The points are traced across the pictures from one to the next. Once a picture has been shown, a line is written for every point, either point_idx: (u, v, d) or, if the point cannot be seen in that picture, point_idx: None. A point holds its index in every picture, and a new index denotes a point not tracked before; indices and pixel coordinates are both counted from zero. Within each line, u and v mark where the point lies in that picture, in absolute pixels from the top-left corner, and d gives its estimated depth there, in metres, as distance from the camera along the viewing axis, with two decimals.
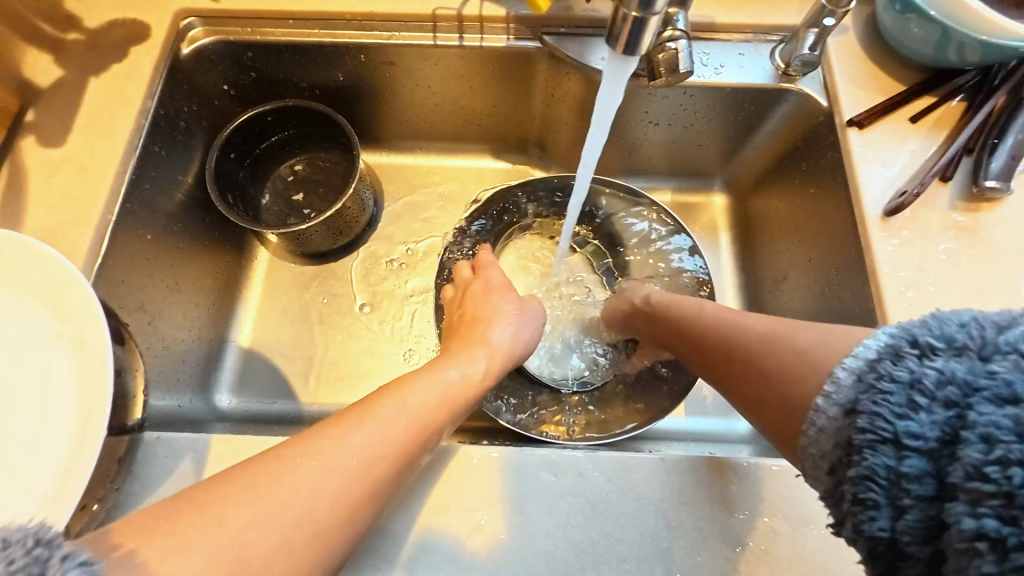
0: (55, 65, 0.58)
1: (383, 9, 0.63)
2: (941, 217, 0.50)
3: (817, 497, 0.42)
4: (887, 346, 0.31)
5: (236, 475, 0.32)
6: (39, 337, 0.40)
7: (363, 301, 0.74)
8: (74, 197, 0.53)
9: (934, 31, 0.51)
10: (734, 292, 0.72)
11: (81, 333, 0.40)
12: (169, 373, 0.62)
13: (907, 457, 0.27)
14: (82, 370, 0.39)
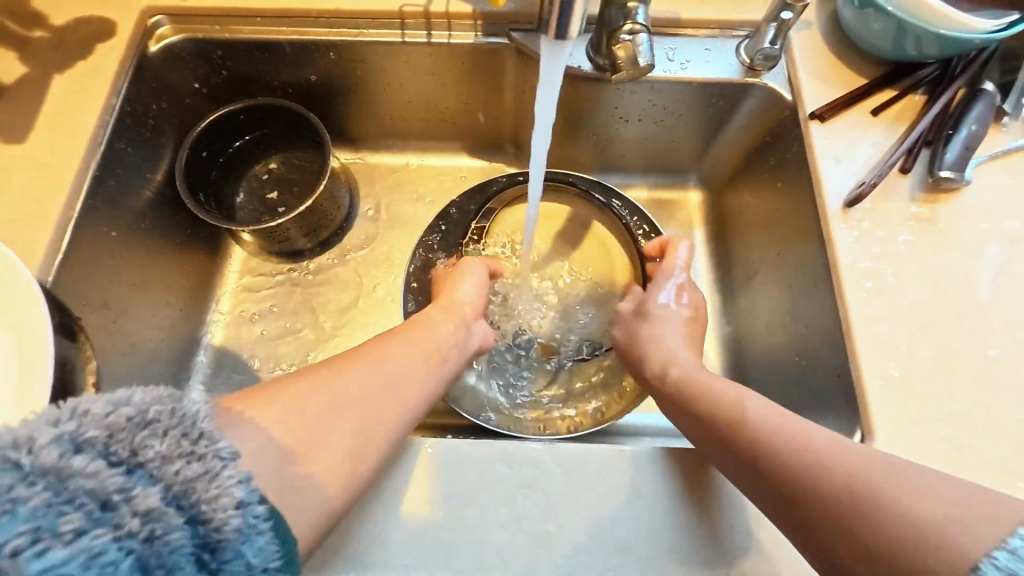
0: (19, 62, 0.58)
1: (350, 6, 0.63)
2: (900, 209, 0.51)
3: None
4: None
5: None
6: None
7: (337, 300, 0.74)
8: (35, 193, 0.53)
9: (891, 25, 0.51)
10: (708, 287, 0.71)
11: (26, 326, 0.39)
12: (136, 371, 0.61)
13: None
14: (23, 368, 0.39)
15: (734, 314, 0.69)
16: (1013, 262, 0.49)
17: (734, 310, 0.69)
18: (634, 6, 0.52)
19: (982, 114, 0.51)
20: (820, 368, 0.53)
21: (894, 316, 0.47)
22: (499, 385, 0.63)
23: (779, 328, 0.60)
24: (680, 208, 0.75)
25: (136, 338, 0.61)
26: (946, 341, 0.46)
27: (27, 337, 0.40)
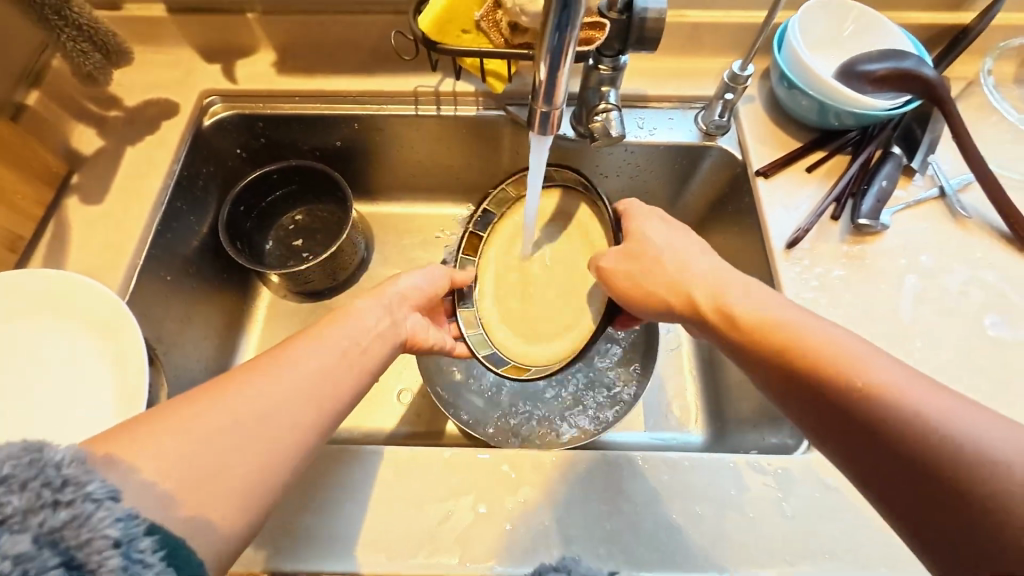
0: (98, 136, 0.70)
1: (373, 87, 0.75)
2: (832, 248, 0.61)
3: (734, 484, 0.50)
4: None
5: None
6: (82, 360, 0.49)
7: None
8: (110, 245, 0.64)
9: (815, 102, 0.64)
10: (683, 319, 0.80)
11: (122, 353, 0.49)
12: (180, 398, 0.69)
13: None
14: (119, 390, 0.48)
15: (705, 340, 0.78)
16: (925, 290, 0.59)
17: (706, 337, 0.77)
18: (607, 90, 0.64)
19: (892, 173, 0.63)
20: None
21: None
22: (470, 375, 0.73)
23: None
24: None
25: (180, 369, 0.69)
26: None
27: (125, 363, 0.49)
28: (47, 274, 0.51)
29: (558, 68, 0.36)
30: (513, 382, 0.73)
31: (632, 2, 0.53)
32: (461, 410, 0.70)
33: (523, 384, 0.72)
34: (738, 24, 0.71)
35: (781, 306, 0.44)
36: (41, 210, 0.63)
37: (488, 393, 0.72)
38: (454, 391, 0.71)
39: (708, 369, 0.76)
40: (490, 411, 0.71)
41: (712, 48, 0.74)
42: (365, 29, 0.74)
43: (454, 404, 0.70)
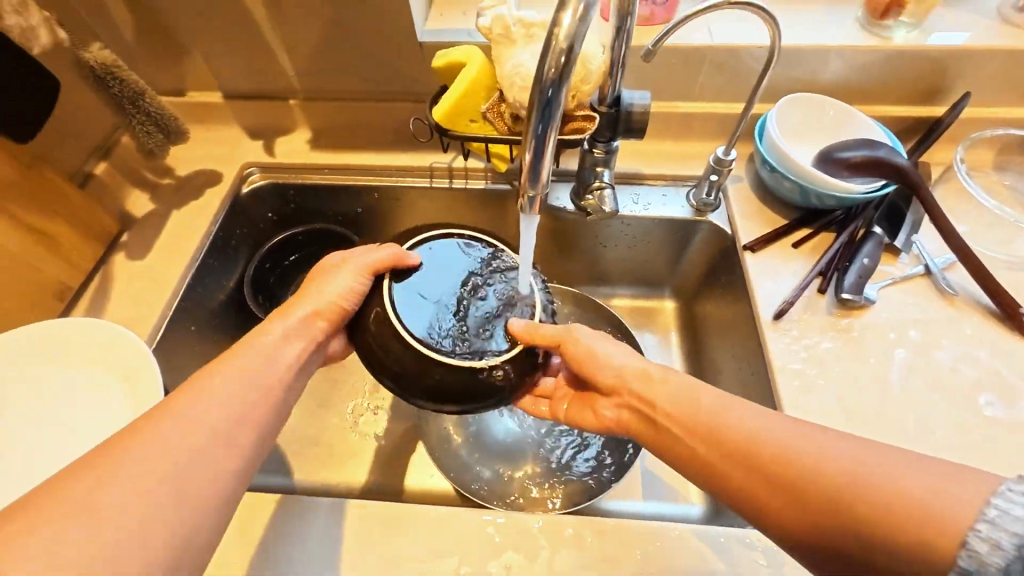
0: (149, 201, 0.79)
1: (394, 162, 0.84)
2: (820, 320, 0.63)
3: (725, 560, 0.49)
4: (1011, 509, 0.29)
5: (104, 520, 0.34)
6: (103, 403, 0.54)
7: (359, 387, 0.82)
8: (147, 296, 0.71)
9: (795, 185, 0.68)
10: None
11: (137, 399, 0.53)
12: None
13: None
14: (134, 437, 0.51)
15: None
16: (916, 364, 0.59)
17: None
18: (601, 169, 0.70)
19: (874, 251, 0.65)
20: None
21: (819, 408, 0.57)
22: (459, 424, 0.75)
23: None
24: (658, 314, 0.88)
25: None
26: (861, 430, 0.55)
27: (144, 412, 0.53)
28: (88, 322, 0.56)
29: (542, 154, 0.41)
30: (498, 439, 0.74)
31: (619, 98, 0.60)
32: (439, 459, 0.71)
33: (508, 443, 0.74)
34: (724, 113, 0.78)
35: (725, 407, 0.45)
36: (91, 264, 0.70)
37: (470, 446, 0.73)
38: (439, 438, 0.73)
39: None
40: (469, 465, 0.72)
41: (702, 134, 0.81)
42: (390, 114, 0.84)
43: (434, 452, 0.72)
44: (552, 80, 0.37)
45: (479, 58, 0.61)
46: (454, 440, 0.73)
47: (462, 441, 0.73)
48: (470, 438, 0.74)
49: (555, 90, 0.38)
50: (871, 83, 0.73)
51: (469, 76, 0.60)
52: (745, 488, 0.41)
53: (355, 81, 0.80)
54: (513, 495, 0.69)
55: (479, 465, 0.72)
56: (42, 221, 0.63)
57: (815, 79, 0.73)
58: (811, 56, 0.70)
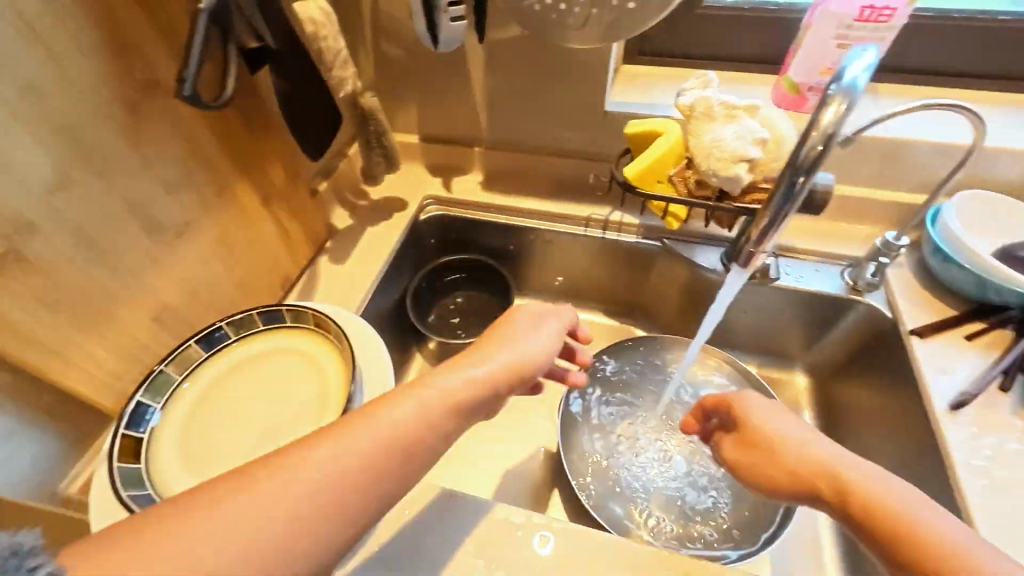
0: (350, 217, 0.93)
1: (555, 210, 0.93)
2: (1004, 419, 0.61)
3: None
4: None
5: (410, 399, 0.41)
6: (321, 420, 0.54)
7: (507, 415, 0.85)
8: (340, 295, 0.82)
9: (974, 279, 0.69)
10: None
11: None
12: None
13: None
14: (360, 382, 0.56)
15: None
16: None
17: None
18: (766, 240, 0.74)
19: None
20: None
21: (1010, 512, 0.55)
22: (598, 454, 0.79)
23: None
24: (790, 387, 0.92)
25: None
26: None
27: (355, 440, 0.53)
28: (347, 316, 0.60)
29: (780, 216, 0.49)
30: (631, 472, 0.77)
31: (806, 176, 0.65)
32: (583, 473, 0.77)
33: (643, 480, 0.77)
34: (888, 202, 0.80)
35: (852, 466, 0.46)
36: (305, 262, 0.83)
37: (603, 474, 0.77)
38: (580, 458, 0.78)
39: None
40: (605, 485, 0.76)
41: (861, 218, 0.83)
42: (559, 168, 0.94)
43: (576, 466, 0.77)
44: (812, 156, 0.44)
45: (676, 130, 0.69)
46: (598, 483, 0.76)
47: (597, 465, 0.78)
48: (600, 463, 0.78)
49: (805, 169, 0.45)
50: None
51: (667, 145, 0.68)
52: (840, 515, 0.45)
53: (533, 137, 0.92)
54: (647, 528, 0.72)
55: (625, 510, 0.74)
56: (288, 221, 0.76)
57: (991, 179, 0.75)
58: (1007, 159, 0.72)
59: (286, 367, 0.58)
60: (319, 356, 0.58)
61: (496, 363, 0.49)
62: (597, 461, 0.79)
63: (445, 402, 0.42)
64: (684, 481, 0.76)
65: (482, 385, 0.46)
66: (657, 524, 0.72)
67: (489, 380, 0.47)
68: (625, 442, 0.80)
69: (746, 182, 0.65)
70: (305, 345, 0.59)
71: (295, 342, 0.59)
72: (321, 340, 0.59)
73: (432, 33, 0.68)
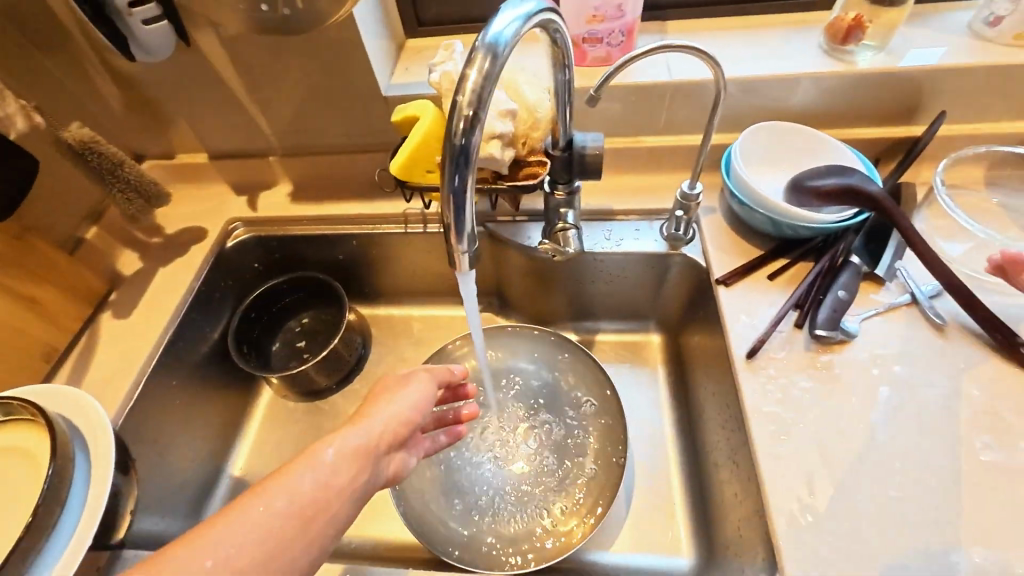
0: (139, 260, 0.82)
1: (370, 212, 0.86)
2: (796, 357, 0.60)
3: None
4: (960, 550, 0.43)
5: (317, 467, 0.45)
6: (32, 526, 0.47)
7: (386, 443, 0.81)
8: (127, 353, 0.73)
9: (765, 217, 0.67)
10: (672, 442, 0.79)
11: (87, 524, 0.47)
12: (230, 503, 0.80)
13: None
14: (81, 474, 0.49)
15: (691, 425, 0.79)
16: (902, 404, 0.55)
17: (693, 431, 0.78)
18: (565, 211, 0.70)
19: (847, 282, 0.62)
20: (744, 500, 0.59)
21: (796, 454, 0.54)
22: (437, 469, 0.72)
23: (730, 463, 0.64)
24: (646, 348, 0.89)
25: (174, 471, 0.76)
26: (829, 483, 0.52)
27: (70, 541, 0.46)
28: (80, 399, 0.53)
29: (464, 207, 0.40)
30: (474, 480, 0.71)
31: (572, 141, 0.61)
32: (422, 493, 0.70)
33: (487, 484, 0.71)
34: (693, 146, 0.77)
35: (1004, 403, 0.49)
36: (77, 325, 0.74)
37: (444, 487, 0.71)
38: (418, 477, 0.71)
39: (697, 469, 0.74)
40: (447, 499, 0.70)
41: (675, 167, 0.80)
42: (365, 164, 0.86)
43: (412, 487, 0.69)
44: (464, 129, 0.37)
45: (432, 111, 0.63)
46: (440, 510, 0.69)
47: (438, 479, 0.72)
48: (441, 476, 0.72)
49: (467, 144, 0.38)
50: (842, 107, 0.72)
51: (421, 131, 0.62)
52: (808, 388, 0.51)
53: (326, 136, 0.83)
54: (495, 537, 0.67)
55: (473, 532, 0.68)
56: (29, 286, 0.67)
57: (782, 106, 0.73)
58: (785, 84, 0.70)
59: (3, 470, 0.50)
60: (32, 448, 0.50)
61: (381, 422, 0.51)
62: (437, 476, 0.72)
63: (347, 460, 0.47)
64: (528, 479, 0.71)
65: (380, 444, 0.50)
66: (507, 535, 0.67)
67: (371, 445, 0.50)
68: (465, 448, 0.74)
69: (507, 159, 0.60)
70: (19, 440, 0.50)
71: (9, 438, 0.51)
72: (38, 432, 0.50)
73: (117, 44, 0.60)
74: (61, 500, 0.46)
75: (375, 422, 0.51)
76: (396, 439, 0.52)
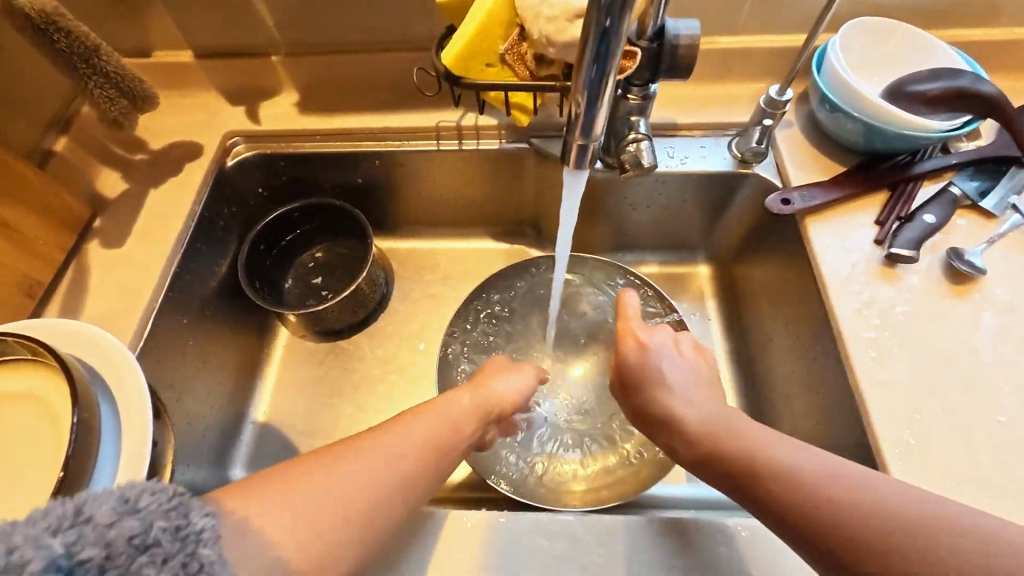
0: (123, 180, 0.70)
1: (395, 124, 0.74)
2: (891, 282, 0.56)
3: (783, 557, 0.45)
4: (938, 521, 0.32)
5: (444, 416, 0.48)
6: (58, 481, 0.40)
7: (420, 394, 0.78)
8: (126, 289, 0.63)
9: (859, 126, 0.60)
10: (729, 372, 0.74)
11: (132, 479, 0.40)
12: (260, 450, 0.74)
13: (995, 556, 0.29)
14: (110, 424, 0.41)
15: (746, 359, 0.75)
16: (1005, 328, 0.53)
17: (748, 364, 0.73)
18: (637, 119, 0.61)
19: (939, 208, 0.58)
20: (829, 432, 0.57)
21: (896, 380, 0.51)
22: None
23: (807, 393, 0.61)
24: (692, 281, 0.81)
25: (193, 417, 0.68)
26: (930, 407, 0.50)
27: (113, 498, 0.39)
28: (99, 336, 0.45)
29: (596, 101, 0.40)
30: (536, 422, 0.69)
31: (664, 29, 0.51)
32: None
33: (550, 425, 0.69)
34: (771, 49, 0.68)
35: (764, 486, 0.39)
36: (61, 254, 0.62)
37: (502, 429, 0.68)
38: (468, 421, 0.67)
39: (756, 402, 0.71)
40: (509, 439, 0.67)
41: (745, 74, 0.71)
42: (388, 67, 0.73)
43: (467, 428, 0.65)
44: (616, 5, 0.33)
45: None
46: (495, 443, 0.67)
47: None
48: None
49: (613, 19, 0.35)
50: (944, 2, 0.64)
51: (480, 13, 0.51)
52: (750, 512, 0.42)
53: (341, 29, 0.70)
54: (561, 477, 0.65)
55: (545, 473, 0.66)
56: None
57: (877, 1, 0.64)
58: None
59: (10, 420, 0.41)
60: (42, 391, 0.41)
61: (497, 391, 0.55)
62: None
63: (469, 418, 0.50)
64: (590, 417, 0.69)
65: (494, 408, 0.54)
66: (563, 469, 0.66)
67: (487, 408, 0.53)
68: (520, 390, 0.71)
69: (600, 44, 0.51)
70: (31, 381, 0.42)
71: (16, 380, 0.42)
72: (48, 374, 0.42)
73: None
74: (95, 454, 0.39)
75: (490, 391, 0.55)
76: (505, 408, 0.56)
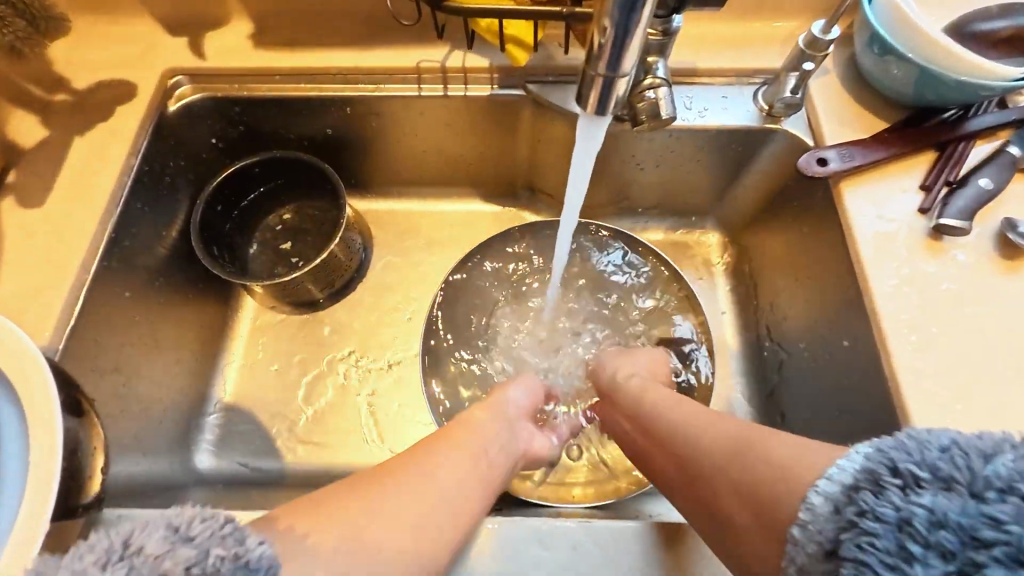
0: (41, 125, 0.59)
1: (369, 63, 0.63)
2: (936, 256, 0.50)
3: None
4: (864, 469, 0.31)
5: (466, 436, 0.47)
6: None
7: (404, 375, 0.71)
8: (50, 257, 0.54)
9: (913, 73, 0.51)
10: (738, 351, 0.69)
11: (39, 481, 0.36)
12: (227, 433, 0.68)
13: (915, 497, 0.27)
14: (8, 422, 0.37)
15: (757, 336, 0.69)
16: None
17: (759, 342, 0.68)
18: (654, 60, 0.51)
19: (996, 172, 0.51)
20: (853, 420, 0.52)
21: (937, 367, 0.46)
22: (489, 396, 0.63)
23: (828, 376, 0.56)
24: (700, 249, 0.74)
25: (146, 401, 0.60)
26: (974, 398, 0.44)
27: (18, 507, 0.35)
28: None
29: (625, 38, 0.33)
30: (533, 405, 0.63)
31: None
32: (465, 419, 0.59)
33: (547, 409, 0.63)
34: None
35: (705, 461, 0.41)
36: None
37: None
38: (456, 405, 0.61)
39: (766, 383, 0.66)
40: None
41: (778, 9, 0.61)
42: None
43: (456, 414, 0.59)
44: None
45: None
46: None
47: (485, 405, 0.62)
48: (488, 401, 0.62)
49: None
50: None
51: None
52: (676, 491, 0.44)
53: None
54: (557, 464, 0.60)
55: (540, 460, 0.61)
56: None
57: None
58: None
59: None
60: None
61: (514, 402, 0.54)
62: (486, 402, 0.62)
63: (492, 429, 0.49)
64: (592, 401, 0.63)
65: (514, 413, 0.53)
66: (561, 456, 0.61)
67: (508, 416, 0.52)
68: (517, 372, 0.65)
69: None
70: None
71: None
72: None
73: None
74: None
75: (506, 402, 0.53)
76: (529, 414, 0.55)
